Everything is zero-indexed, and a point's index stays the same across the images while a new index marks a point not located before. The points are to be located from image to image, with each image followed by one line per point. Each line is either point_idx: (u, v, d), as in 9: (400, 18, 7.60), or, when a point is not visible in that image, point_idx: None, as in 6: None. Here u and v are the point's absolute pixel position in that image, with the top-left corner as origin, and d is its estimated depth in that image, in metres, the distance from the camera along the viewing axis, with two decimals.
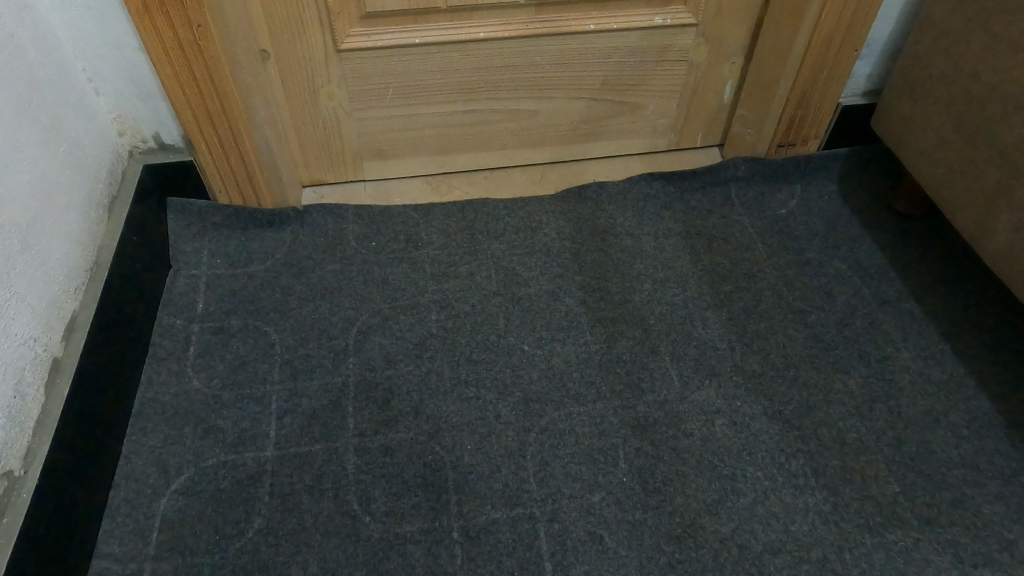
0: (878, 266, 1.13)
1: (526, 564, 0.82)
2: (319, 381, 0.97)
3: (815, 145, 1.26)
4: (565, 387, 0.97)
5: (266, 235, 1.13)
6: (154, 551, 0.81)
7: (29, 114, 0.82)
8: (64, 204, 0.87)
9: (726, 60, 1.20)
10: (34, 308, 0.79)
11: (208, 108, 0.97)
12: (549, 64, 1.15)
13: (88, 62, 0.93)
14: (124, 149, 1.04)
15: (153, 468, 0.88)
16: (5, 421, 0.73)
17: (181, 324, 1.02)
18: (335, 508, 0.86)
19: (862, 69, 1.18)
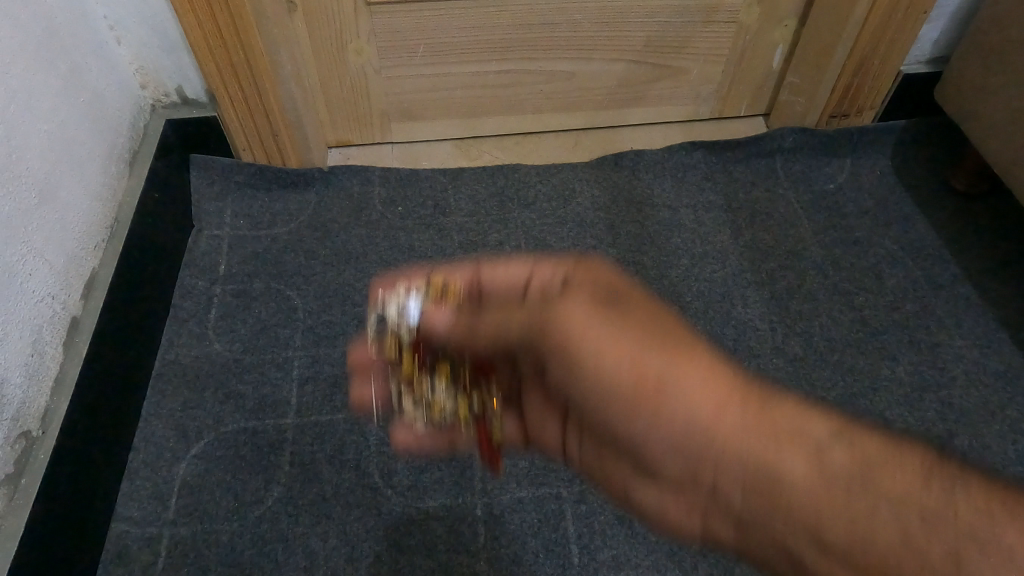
0: (932, 247, 1.07)
1: (552, 545, 0.79)
2: (342, 348, 0.94)
3: (870, 116, 1.18)
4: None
5: (290, 197, 1.10)
6: (173, 516, 0.80)
7: (49, 62, 0.78)
8: (84, 157, 0.84)
9: (779, 22, 1.12)
10: (53, 264, 0.77)
11: (233, 61, 0.93)
12: (589, 23, 1.08)
13: (109, 9, 0.89)
14: (147, 103, 1.01)
15: (172, 430, 0.86)
16: (23, 378, 0.71)
17: (202, 285, 0.99)
18: (356, 480, 0.83)
19: (929, 34, 1.10)
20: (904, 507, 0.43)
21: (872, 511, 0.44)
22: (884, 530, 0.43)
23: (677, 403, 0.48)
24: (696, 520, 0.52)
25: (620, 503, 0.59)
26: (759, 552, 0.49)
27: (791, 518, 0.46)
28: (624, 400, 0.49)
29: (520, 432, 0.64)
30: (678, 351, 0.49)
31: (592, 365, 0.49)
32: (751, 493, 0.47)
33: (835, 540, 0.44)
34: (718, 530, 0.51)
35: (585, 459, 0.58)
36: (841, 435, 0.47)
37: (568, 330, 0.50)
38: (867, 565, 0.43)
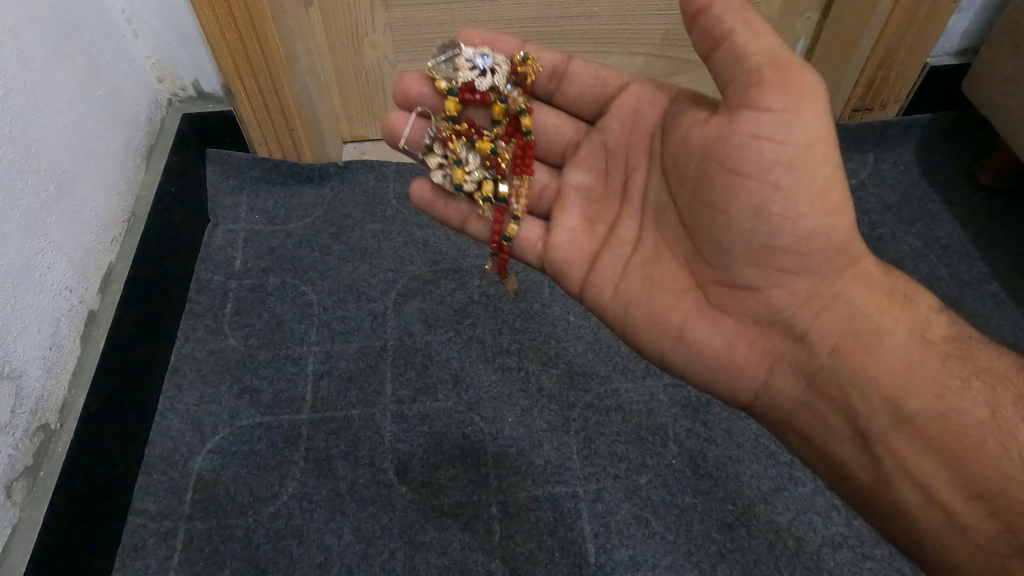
0: (958, 244, 1.04)
1: (569, 544, 0.78)
2: (356, 344, 0.93)
3: (894, 110, 1.16)
4: (611, 359, 0.92)
5: (305, 191, 1.09)
6: (189, 510, 0.80)
7: (67, 55, 0.78)
8: (101, 151, 0.84)
9: (801, 14, 1.10)
10: (71, 258, 0.77)
11: (249, 55, 0.93)
12: (607, 15, 1.07)
13: (127, 3, 0.89)
14: (163, 97, 1.01)
15: (188, 425, 0.86)
16: (41, 372, 0.71)
17: (217, 280, 0.99)
18: (371, 476, 0.83)
19: (957, 25, 1.07)
20: (996, 417, 0.50)
21: (963, 398, 0.51)
22: (976, 430, 0.50)
23: (848, 288, 0.57)
24: (766, 371, 0.60)
25: (670, 352, 0.63)
26: (805, 413, 0.58)
27: (881, 398, 0.54)
28: (814, 261, 0.56)
29: (620, 279, 0.66)
30: (851, 266, 0.57)
31: (773, 161, 0.54)
32: (869, 379, 0.54)
33: (912, 411, 0.53)
34: (779, 383, 0.59)
35: (680, 308, 0.62)
36: (940, 354, 0.54)
37: (790, 143, 0.53)
38: (946, 446, 0.51)
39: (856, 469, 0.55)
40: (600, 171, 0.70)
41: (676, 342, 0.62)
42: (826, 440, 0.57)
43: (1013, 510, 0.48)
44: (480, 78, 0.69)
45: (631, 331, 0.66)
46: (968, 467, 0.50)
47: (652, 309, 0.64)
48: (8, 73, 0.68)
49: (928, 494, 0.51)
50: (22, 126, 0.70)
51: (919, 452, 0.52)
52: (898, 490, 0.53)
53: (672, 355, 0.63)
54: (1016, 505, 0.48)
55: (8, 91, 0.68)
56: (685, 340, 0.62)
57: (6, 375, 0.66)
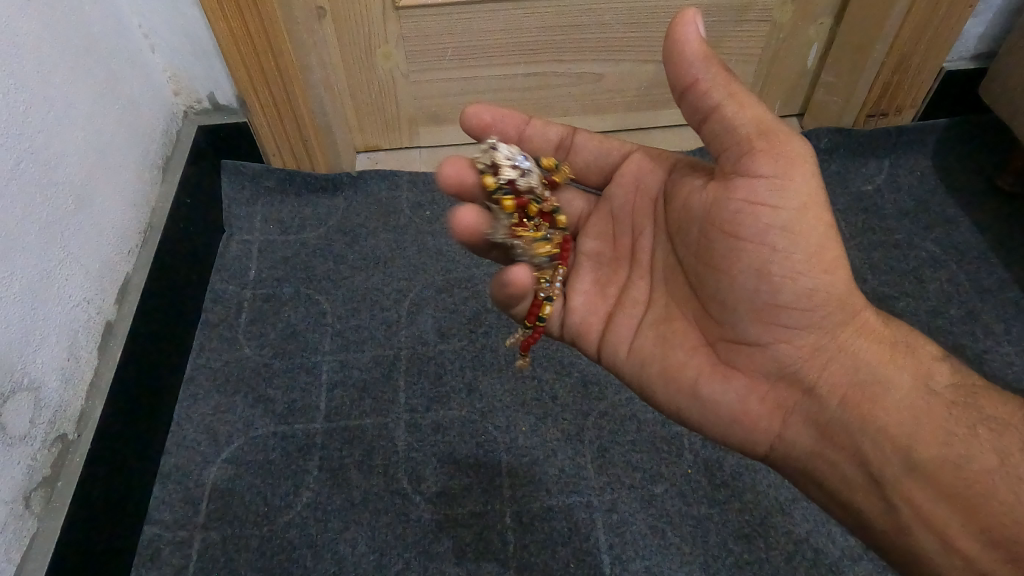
0: (976, 250, 1.03)
1: (583, 555, 0.78)
2: (370, 353, 0.93)
3: (909, 114, 1.15)
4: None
5: (320, 201, 1.10)
6: (204, 520, 0.80)
7: (86, 70, 0.79)
8: (118, 163, 0.85)
9: (814, 20, 1.09)
10: (89, 270, 0.78)
11: (263, 67, 0.94)
12: (619, 23, 1.07)
13: (144, 17, 0.90)
14: (179, 109, 1.02)
15: (203, 434, 0.87)
16: (60, 383, 0.72)
17: (233, 290, 1.00)
18: (384, 486, 0.83)
19: (973, 29, 1.06)
20: (1004, 462, 0.50)
21: (969, 445, 0.51)
22: (987, 477, 0.50)
23: (853, 344, 0.57)
24: (779, 428, 0.59)
25: (686, 408, 0.62)
26: (820, 467, 0.57)
27: (890, 447, 0.53)
28: (815, 320, 0.57)
29: (634, 335, 0.66)
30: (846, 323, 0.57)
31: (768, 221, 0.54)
32: (877, 432, 0.54)
33: (923, 458, 0.52)
34: (793, 437, 0.58)
35: (693, 365, 0.62)
36: (947, 403, 0.54)
37: (783, 210, 0.54)
38: (959, 492, 0.50)
39: (874, 520, 0.54)
40: (608, 237, 0.70)
41: (691, 401, 0.62)
42: (847, 493, 0.55)
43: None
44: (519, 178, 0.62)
45: (646, 388, 0.65)
46: (984, 511, 0.49)
47: (665, 366, 0.63)
48: (29, 88, 0.69)
49: (947, 543, 0.50)
50: (42, 139, 0.71)
51: (931, 498, 0.51)
52: (918, 539, 0.51)
53: (687, 412, 0.62)
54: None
55: (28, 106, 0.69)
56: (700, 397, 0.61)
57: (26, 386, 0.67)
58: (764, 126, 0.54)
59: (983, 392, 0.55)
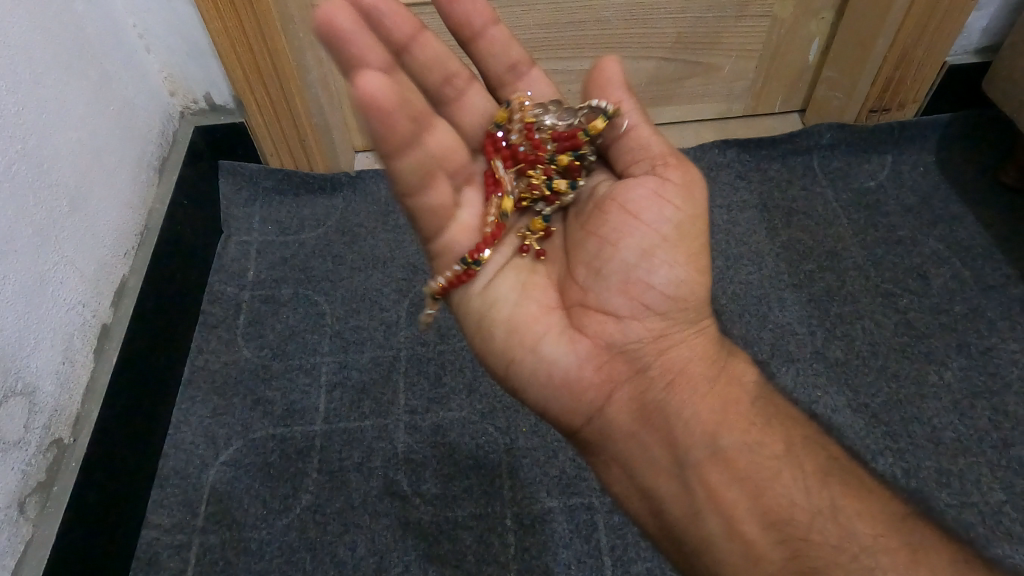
0: (981, 246, 1.02)
1: (584, 557, 0.77)
2: (369, 354, 0.93)
3: (912, 110, 1.14)
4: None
5: (318, 202, 1.10)
6: (203, 523, 0.80)
7: (79, 71, 0.79)
8: (113, 165, 0.84)
9: (815, 15, 1.08)
10: (83, 273, 0.77)
11: (259, 67, 0.93)
12: (618, 20, 1.06)
13: (138, 18, 0.90)
14: (176, 110, 1.01)
15: (202, 437, 0.86)
16: (54, 386, 0.72)
17: (231, 291, 1.00)
18: (384, 488, 0.82)
19: (976, 22, 1.05)
20: (788, 451, 0.51)
21: (766, 431, 0.52)
22: (783, 466, 0.50)
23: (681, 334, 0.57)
24: (605, 399, 0.56)
25: (521, 362, 0.57)
26: (637, 445, 0.54)
27: (700, 428, 0.52)
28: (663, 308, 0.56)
29: (492, 276, 0.59)
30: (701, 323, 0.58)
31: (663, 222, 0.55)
32: (694, 411, 0.53)
33: (725, 444, 0.51)
34: (615, 412, 0.56)
35: (541, 322, 0.58)
36: (749, 393, 0.55)
37: (668, 210, 0.55)
38: (750, 471, 0.50)
39: (668, 501, 0.52)
40: None
41: (530, 359, 0.57)
42: (649, 473, 0.53)
43: (797, 535, 0.47)
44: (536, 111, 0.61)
45: (474, 333, 0.59)
46: (767, 494, 0.49)
47: (509, 315, 0.58)
48: (21, 89, 0.69)
49: (732, 526, 0.48)
50: (35, 141, 0.70)
51: (727, 481, 0.50)
52: (705, 524, 0.49)
53: (518, 367, 0.57)
54: (799, 531, 0.47)
55: (21, 108, 0.68)
56: (540, 352, 0.56)
57: (20, 390, 0.66)
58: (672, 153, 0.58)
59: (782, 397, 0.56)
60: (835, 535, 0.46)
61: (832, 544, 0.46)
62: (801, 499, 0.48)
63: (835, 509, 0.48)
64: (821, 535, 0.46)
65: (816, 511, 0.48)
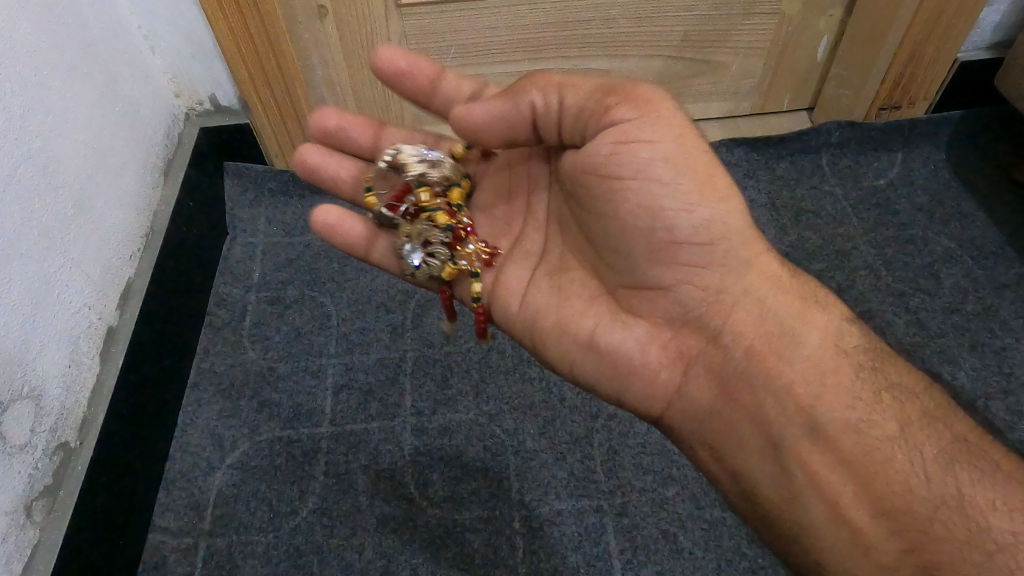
0: (993, 244, 1.01)
1: (593, 560, 0.77)
2: (376, 355, 0.92)
3: (923, 107, 1.13)
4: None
5: (324, 202, 1.09)
6: (210, 526, 0.80)
7: (84, 72, 0.78)
8: (119, 167, 0.84)
9: (824, 12, 1.07)
10: (89, 275, 0.77)
11: (265, 68, 0.93)
12: (625, 19, 1.05)
13: (143, 18, 0.89)
14: (181, 111, 1.00)
15: (208, 440, 0.86)
16: (61, 389, 0.71)
17: (237, 293, 0.99)
18: (392, 490, 0.82)
19: (989, 18, 1.04)
20: (904, 430, 0.48)
21: (877, 408, 0.49)
22: (887, 445, 0.48)
23: (765, 298, 0.54)
24: (681, 379, 0.56)
25: (582, 359, 0.60)
26: (721, 422, 0.54)
27: (793, 406, 0.51)
28: (709, 266, 0.54)
29: (527, 290, 0.63)
30: (807, 301, 0.54)
31: (698, 212, 0.53)
32: (783, 388, 0.51)
33: (825, 420, 0.49)
34: (693, 391, 0.56)
35: (590, 314, 0.60)
36: (855, 364, 0.51)
37: (687, 186, 0.52)
38: (856, 457, 0.48)
39: (763, 483, 0.51)
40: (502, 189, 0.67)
41: (592, 351, 0.59)
42: (736, 453, 0.53)
43: (917, 527, 0.45)
44: (421, 167, 0.60)
45: (540, 344, 0.63)
46: (878, 481, 0.47)
47: (562, 319, 0.61)
48: (26, 91, 0.68)
49: (836, 509, 0.48)
50: (40, 143, 0.70)
51: (829, 463, 0.49)
52: (808, 508, 0.49)
53: (583, 365, 0.60)
54: (917, 522, 0.45)
55: (26, 110, 0.68)
56: (597, 347, 0.59)
57: (27, 394, 0.66)
58: (610, 82, 0.52)
59: (888, 356, 0.52)
60: (961, 531, 0.44)
61: (961, 537, 0.43)
62: (920, 485, 0.46)
63: (961, 499, 0.45)
64: (945, 527, 0.44)
65: (938, 500, 0.45)
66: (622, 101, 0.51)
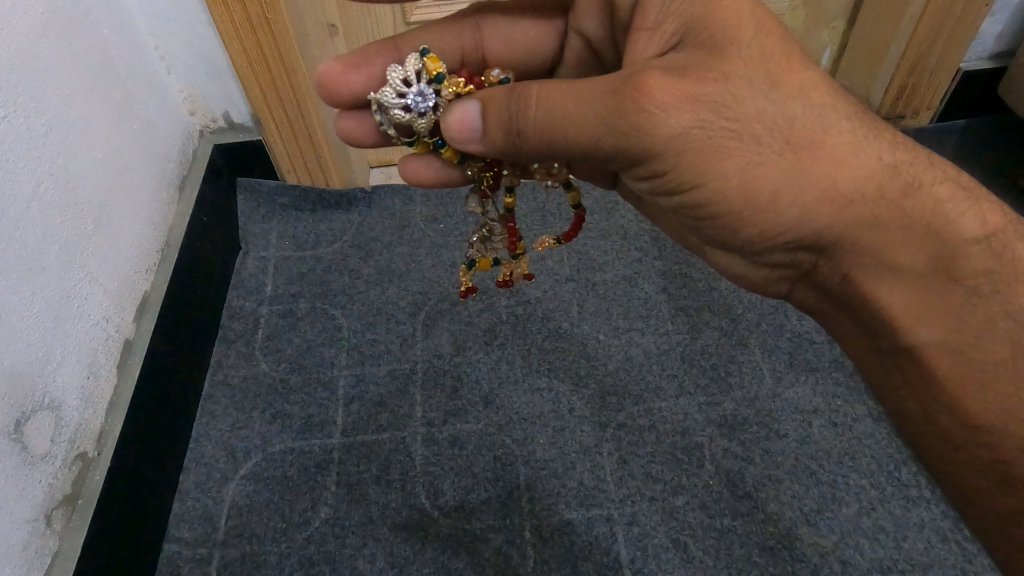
0: None
1: (604, 569, 0.77)
2: (386, 367, 0.93)
3: (927, 117, 1.13)
4: (671, 374, 0.91)
5: (335, 217, 1.11)
6: (223, 537, 0.80)
7: (103, 92, 0.81)
8: (135, 183, 0.86)
9: (826, 23, 1.09)
10: (107, 289, 0.78)
11: (277, 87, 0.95)
12: None
13: (160, 39, 0.92)
14: (195, 129, 1.03)
15: (221, 452, 0.87)
16: (80, 401, 0.73)
17: (249, 306, 1.01)
18: (403, 501, 0.82)
19: (991, 28, 1.05)
20: (1013, 357, 0.49)
21: (984, 329, 0.49)
22: (989, 368, 0.49)
23: (862, 242, 0.51)
24: (782, 290, 0.60)
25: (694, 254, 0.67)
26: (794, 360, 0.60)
27: None
28: (787, 243, 0.53)
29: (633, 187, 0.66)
30: (912, 230, 0.51)
31: (743, 232, 0.52)
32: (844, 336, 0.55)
33: (922, 342, 0.51)
34: (796, 296, 0.60)
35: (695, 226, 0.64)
36: (969, 287, 0.50)
37: (728, 215, 0.51)
38: (951, 378, 0.50)
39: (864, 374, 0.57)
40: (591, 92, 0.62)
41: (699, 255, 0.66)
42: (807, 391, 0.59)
43: (1004, 448, 0.49)
44: (426, 117, 0.55)
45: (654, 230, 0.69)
46: (969, 402, 0.50)
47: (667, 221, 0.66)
48: (48, 110, 0.70)
49: None
50: (61, 162, 0.72)
51: (923, 375, 0.52)
52: None
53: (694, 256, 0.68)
54: (1006, 445, 0.48)
55: (49, 129, 0.70)
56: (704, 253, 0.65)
57: (47, 405, 0.67)
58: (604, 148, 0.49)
59: None
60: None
61: None
62: (1018, 410, 0.48)
63: None
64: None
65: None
66: (630, 163, 0.50)
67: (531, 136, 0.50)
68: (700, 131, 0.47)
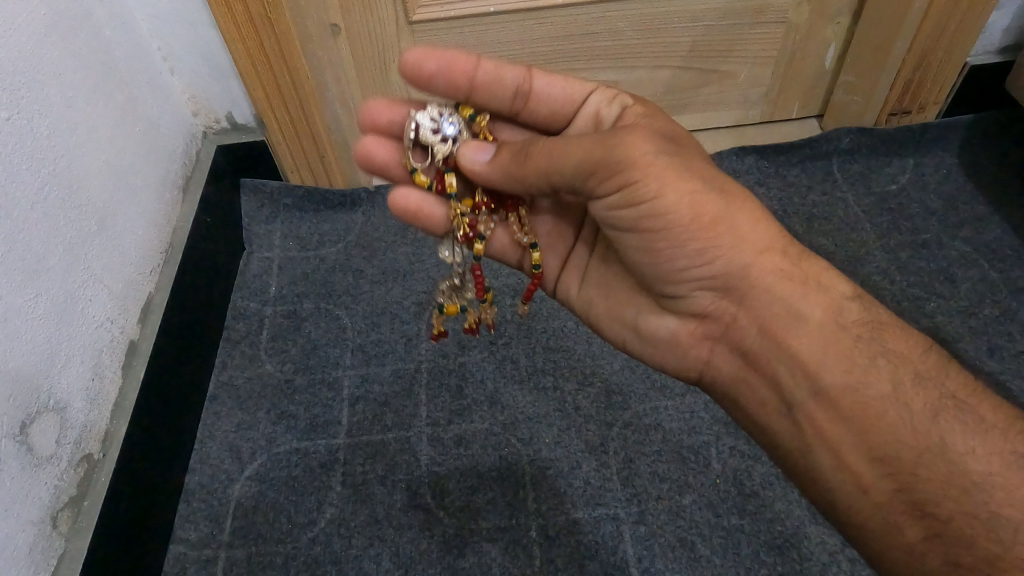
0: (1010, 248, 1.00)
1: (611, 569, 0.76)
2: (390, 367, 0.93)
3: (932, 112, 1.13)
4: None
5: (338, 217, 1.11)
6: (229, 538, 0.80)
7: (106, 93, 0.81)
8: (139, 184, 0.86)
9: (831, 19, 1.07)
10: (111, 290, 0.78)
11: (280, 86, 0.95)
12: (632, 30, 1.06)
13: (162, 40, 0.92)
14: (198, 130, 1.03)
15: (227, 452, 0.87)
16: (85, 402, 0.73)
17: (253, 307, 1.01)
18: (409, 501, 0.82)
19: (998, 22, 1.04)
20: (897, 391, 0.51)
21: (871, 368, 0.52)
22: (880, 403, 0.51)
23: (773, 288, 0.55)
24: (708, 354, 0.61)
25: (631, 342, 0.67)
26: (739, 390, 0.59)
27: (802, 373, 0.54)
28: (717, 274, 0.56)
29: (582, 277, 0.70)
30: (808, 284, 0.55)
31: (692, 247, 0.55)
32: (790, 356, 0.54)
33: (828, 385, 0.53)
34: (719, 362, 0.61)
35: (633, 304, 0.66)
36: (855, 336, 0.53)
37: (682, 230, 0.55)
38: (855, 412, 0.51)
39: (781, 436, 0.56)
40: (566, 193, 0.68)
41: (635, 336, 0.66)
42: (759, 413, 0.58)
43: (906, 470, 0.49)
44: (446, 144, 0.62)
45: (596, 324, 0.70)
46: (874, 431, 0.51)
47: (610, 305, 0.68)
48: (51, 111, 0.70)
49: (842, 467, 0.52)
50: (65, 163, 0.72)
51: (830, 420, 0.52)
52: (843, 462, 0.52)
53: (634, 345, 0.67)
54: (907, 466, 0.49)
55: (53, 130, 0.70)
56: (642, 333, 0.66)
57: (51, 406, 0.67)
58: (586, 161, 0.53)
59: None
60: None
61: (945, 479, 0.48)
62: (908, 434, 0.50)
63: (945, 447, 0.49)
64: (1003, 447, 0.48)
65: (944, 470, 0.48)
66: (603, 179, 0.54)
67: (533, 151, 0.55)
68: (666, 156, 0.54)
